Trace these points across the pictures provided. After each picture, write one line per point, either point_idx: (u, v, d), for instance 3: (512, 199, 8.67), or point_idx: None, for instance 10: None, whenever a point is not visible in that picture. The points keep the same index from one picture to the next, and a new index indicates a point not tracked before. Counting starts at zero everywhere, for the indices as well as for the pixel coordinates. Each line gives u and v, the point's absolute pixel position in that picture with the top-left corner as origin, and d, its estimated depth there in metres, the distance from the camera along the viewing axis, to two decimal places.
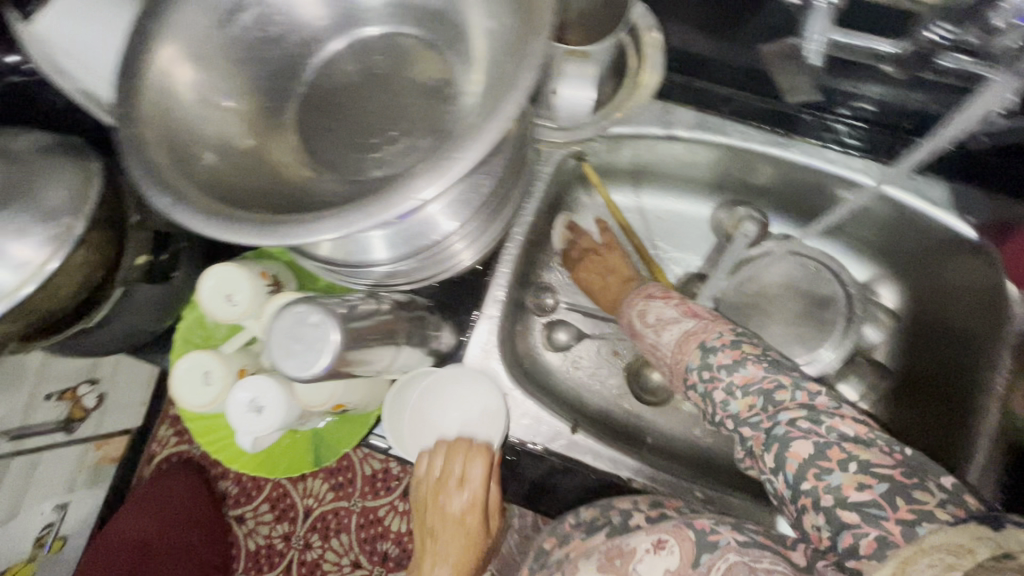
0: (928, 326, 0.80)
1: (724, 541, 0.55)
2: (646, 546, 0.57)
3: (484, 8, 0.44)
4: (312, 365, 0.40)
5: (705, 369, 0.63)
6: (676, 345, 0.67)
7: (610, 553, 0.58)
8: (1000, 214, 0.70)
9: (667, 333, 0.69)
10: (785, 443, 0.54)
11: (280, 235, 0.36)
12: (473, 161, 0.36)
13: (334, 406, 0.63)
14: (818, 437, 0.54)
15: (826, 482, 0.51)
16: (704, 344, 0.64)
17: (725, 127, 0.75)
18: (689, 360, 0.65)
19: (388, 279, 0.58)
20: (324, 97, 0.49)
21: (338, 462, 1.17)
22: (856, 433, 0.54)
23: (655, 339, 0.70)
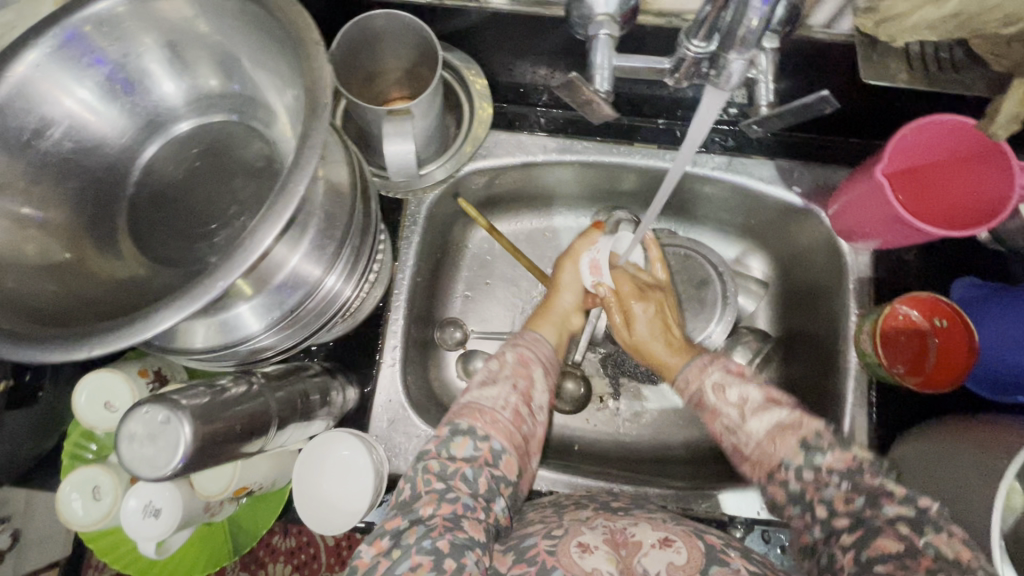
0: (793, 286, 0.89)
1: (735, 564, 0.56)
2: (652, 542, 0.57)
3: (283, 87, 0.47)
4: (166, 464, 0.40)
5: (797, 470, 0.59)
6: (766, 440, 0.61)
7: (615, 538, 0.58)
8: (817, 179, 0.79)
9: (751, 428, 0.63)
10: (875, 533, 0.53)
11: (103, 344, 0.37)
12: (272, 235, 0.38)
13: (237, 490, 0.62)
14: (912, 543, 0.51)
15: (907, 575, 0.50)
16: (804, 441, 0.59)
17: (573, 146, 0.82)
18: (781, 455, 0.60)
19: (257, 355, 0.58)
20: (154, 196, 0.50)
21: (297, 541, 1.10)
22: (958, 555, 0.50)
23: (737, 438, 0.64)
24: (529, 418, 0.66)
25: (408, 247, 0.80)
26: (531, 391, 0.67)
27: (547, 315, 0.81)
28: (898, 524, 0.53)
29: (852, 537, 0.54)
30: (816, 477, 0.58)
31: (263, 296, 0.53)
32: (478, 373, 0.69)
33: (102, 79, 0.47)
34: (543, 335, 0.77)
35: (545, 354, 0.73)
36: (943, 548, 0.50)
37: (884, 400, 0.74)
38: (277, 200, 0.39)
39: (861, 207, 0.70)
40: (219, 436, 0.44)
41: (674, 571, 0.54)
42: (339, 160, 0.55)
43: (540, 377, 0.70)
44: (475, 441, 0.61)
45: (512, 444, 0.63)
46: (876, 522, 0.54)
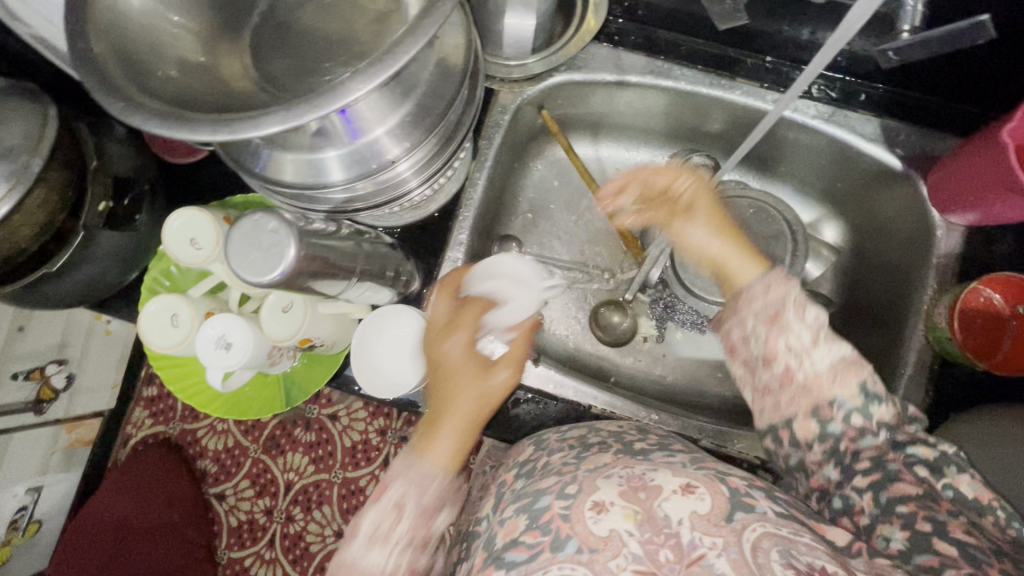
0: (866, 256, 0.86)
1: (760, 508, 0.52)
2: (674, 488, 0.52)
3: None
4: (266, 273, 0.42)
5: (846, 412, 0.57)
6: (830, 373, 0.58)
7: (633, 483, 0.53)
8: (924, 145, 0.75)
9: (816, 357, 0.58)
10: (894, 479, 0.55)
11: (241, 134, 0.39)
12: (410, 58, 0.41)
13: (301, 341, 0.65)
14: (931, 487, 0.55)
15: (931, 516, 0.52)
16: (862, 386, 0.58)
17: (672, 71, 0.79)
18: (835, 396, 0.58)
19: (347, 207, 0.60)
20: (277, 25, 0.51)
21: (317, 436, 1.16)
22: (977, 496, 0.53)
23: (796, 361, 0.58)
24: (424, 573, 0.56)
25: (488, 148, 0.80)
26: (428, 533, 0.56)
27: (441, 379, 0.61)
28: (915, 468, 0.56)
29: (866, 480, 0.57)
30: (863, 424, 0.58)
31: (358, 148, 0.54)
32: (365, 520, 0.55)
33: None
34: (428, 463, 0.57)
35: (421, 483, 0.56)
36: (962, 489, 0.54)
37: (946, 378, 0.72)
38: (417, 29, 0.41)
39: (971, 173, 0.66)
40: (315, 263, 0.46)
41: (698, 521, 0.50)
42: (456, 31, 0.57)
43: (441, 519, 0.57)
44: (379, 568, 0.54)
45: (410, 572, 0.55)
46: (893, 467, 0.56)
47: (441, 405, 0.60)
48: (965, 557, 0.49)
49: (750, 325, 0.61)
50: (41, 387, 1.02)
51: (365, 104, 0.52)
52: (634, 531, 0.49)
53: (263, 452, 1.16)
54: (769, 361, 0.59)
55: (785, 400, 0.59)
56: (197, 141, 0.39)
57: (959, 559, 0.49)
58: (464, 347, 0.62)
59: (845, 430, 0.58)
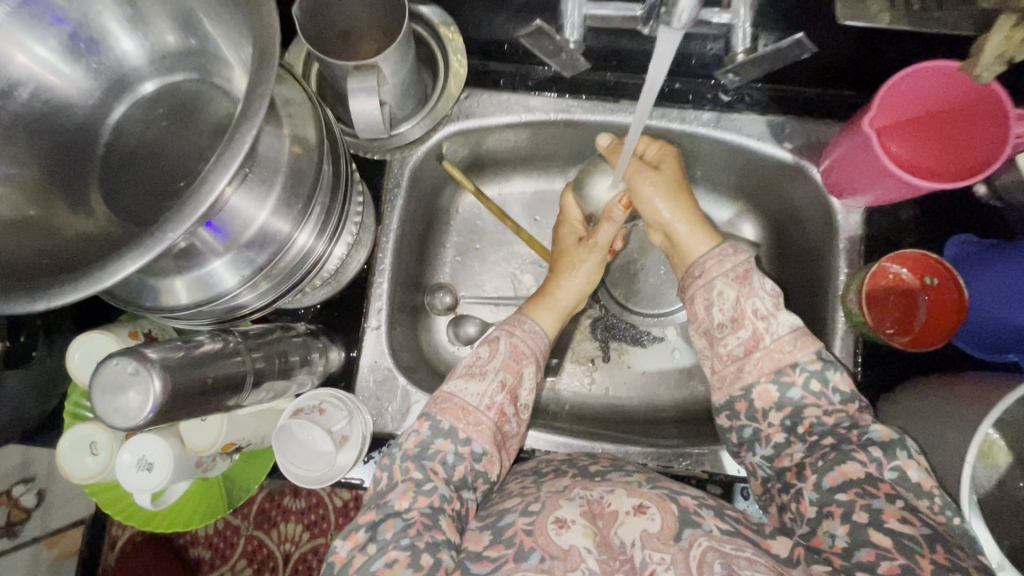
0: (787, 246, 0.87)
1: (707, 525, 0.55)
2: (628, 509, 0.56)
3: (238, 42, 0.47)
4: (138, 413, 0.43)
5: (807, 374, 0.61)
6: (788, 338, 0.62)
7: (592, 509, 0.57)
8: (810, 135, 0.77)
9: (780, 320, 0.63)
10: (843, 459, 0.57)
11: (61, 297, 0.38)
12: (227, 177, 0.39)
13: (225, 446, 0.65)
14: (875, 471, 0.55)
15: (866, 502, 0.53)
16: (820, 352, 0.62)
17: (557, 104, 0.80)
18: (795, 357, 0.62)
19: (236, 313, 0.58)
20: (124, 154, 0.50)
21: (308, 501, 1.14)
22: (920, 481, 0.54)
23: (761, 325, 0.63)
24: (512, 416, 0.67)
25: (391, 211, 0.80)
26: (517, 387, 0.67)
27: (551, 303, 0.76)
28: (868, 448, 0.56)
29: (822, 461, 0.58)
30: (820, 391, 0.61)
31: (234, 253, 0.53)
32: (467, 359, 0.67)
33: (63, 38, 0.47)
34: (541, 325, 0.74)
35: (540, 343, 0.71)
36: (908, 474, 0.55)
37: (873, 360, 0.73)
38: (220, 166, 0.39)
39: (851, 159, 0.68)
40: (192, 391, 0.47)
41: (647, 539, 0.53)
42: (306, 116, 0.55)
43: (528, 371, 0.68)
44: (456, 445, 0.63)
45: (494, 446, 0.64)
46: (847, 446, 0.58)
47: (549, 288, 0.77)
48: (899, 548, 0.49)
49: (718, 290, 0.65)
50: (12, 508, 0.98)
51: (229, 209, 0.50)
52: (592, 549, 0.52)
53: (256, 526, 1.14)
54: (737, 326, 0.64)
55: (747, 365, 0.63)
56: (23, 312, 0.38)
57: (892, 550, 0.49)
58: (578, 286, 0.77)
59: (804, 397, 0.61)
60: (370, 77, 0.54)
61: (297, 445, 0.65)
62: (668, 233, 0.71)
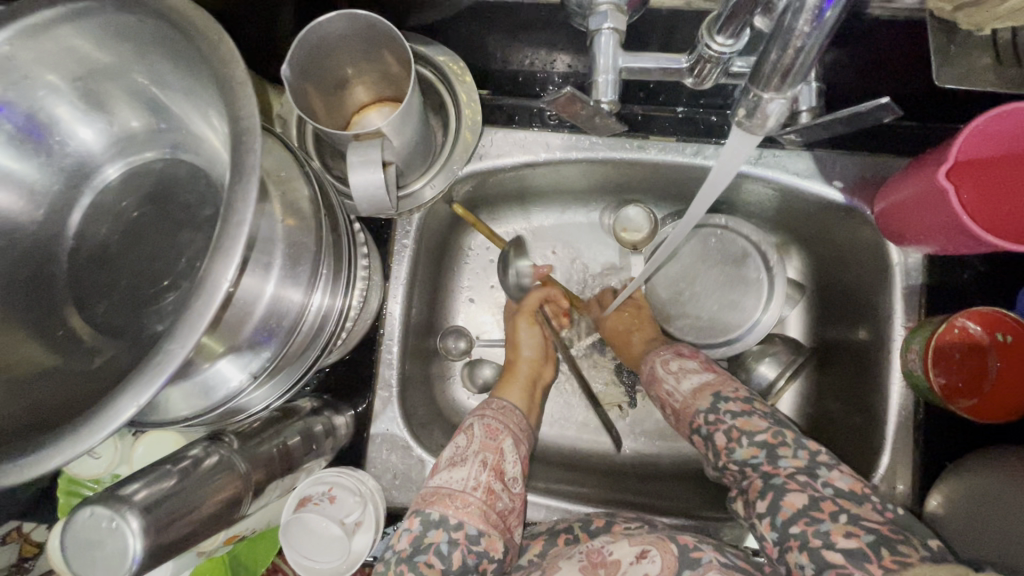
0: (831, 287, 0.79)
1: (707, 558, 0.54)
2: (630, 558, 0.55)
3: (217, 123, 0.40)
4: (119, 568, 0.37)
5: (708, 414, 0.64)
6: (691, 394, 0.66)
7: (591, 559, 0.56)
8: (863, 171, 0.69)
9: (681, 385, 0.67)
10: (782, 492, 0.55)
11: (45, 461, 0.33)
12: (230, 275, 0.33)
13: (228, 537, 0.60)
14: (813, 491, 0.55)
15: (816, 529, 0.52)
16: (718, 393, 0.64)
17: (579, 142, 0.72)
18: (699, 407, 0.65)
19: (233, 415, 0.51)
20: (95, 252, 0.44)
21: None
22: (850, 489, 0.55)
23: (671, 395, 0.68)
24: (502, 492, 0.62)
25: (399, 263, 0.73)
26: (501, 463, 0.63)
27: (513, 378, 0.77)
28: (796, 476, 0.56)
29: (765, 504, 0.56)
30: (718, 419, 0.62)
31: (235, 350, 0.46)
32: (446, 449, 0.65)
33: (10, 132, 0.41)
34: (511, 400, 0.73)
35: (519, 423, 0.69)
36: (838, 484, 0.55)
37: (936, 424, 0.66)
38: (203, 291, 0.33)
39: (913, 210, 0.61)
40: (183, 525, 0.41)
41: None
42: (299, 185, 0.48)
43: (506, 444, 0.65)
44: (448, 532, 0.59)
45: (489, 524, 0.60)
46: (778, 479, 0.56)
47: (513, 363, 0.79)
48: (852, 563, 0.49)
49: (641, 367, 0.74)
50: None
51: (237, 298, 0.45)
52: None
53: None
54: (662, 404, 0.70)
55: (682, 418, 0.67)
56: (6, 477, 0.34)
57: (847, 565, 0.49)
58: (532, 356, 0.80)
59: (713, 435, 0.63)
60: (372, 147, 0.48)
61: (308, 539, 0.59)
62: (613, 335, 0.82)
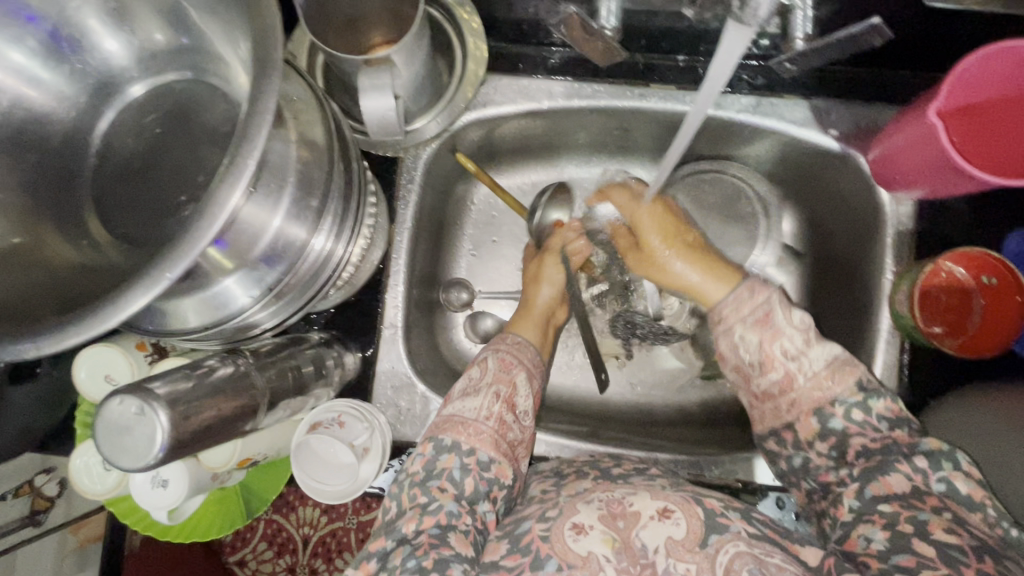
0: (827, 245, 0.81)
1: (734, 527, 0.51)
2: (651, 513, 0.51)
3: (233, 36, 0.42)
4: (147, 453, 0.40)
5: (848, 407, 0.55)
6: (824, 372, 0.56)
7: (612, 509, 0.52)
8: (859, 120, 0.70)
9: (812, 357, 0.56)
10: (887, 469, 0.53)
11: (56, 344, 0.33)
12: (243, 184, 0.32)
13: (241, 461, 0.62)
14: (922, 482, 0.52)
15: (913, 515, 0.49)
16: (860, 382, 0.56)
17: (582, 90, 0.73)
18: (834, 394, 0.56)
19: (246, 333, 0.52)
20: (115, 166, 0.46)
21: None
22: (970, 493, 0.50)
23: (794, 365, 0.56)
24: (515, 424, 0.63)
25: (405, 207, 0.75)
26: (514, 397, 0.64)
27: (529, 315, 0.76)
28: (916, 459, 0.52)
29: (859, 470, 0.54)
30: (866, 421, 0.55)
31: (246, 270, 0.46)
32: (460, 381, 0.65)
33: (41, 40, 0.43)
34: (525, 337, 0.73)
35: (532, 359, 0.69)
36: (957, 485, 0.51)
37: (919, 362, 0.69)
38: (212, 200, 0.33)
39: (908, 153, 0.62)
40: (206, 422, 0.43)
41: (673, 546, 0.50)
42: (313, 116, 0.48)
43: (519, 380, 0.65)
44: (461, 458, 0.59)
45: (500, 453, 0.61)
46: (899, 460, 0.53)
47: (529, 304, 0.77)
48: (944, 559, 0.45)
49: (739, 334, 0.58)
50: (34, 499, 0.89)
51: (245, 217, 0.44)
52: (611, 557, 0.49)
53: (274, 511, 1.12)
54: (764, 368, 0.57)
55: (786, 405, 0.57)
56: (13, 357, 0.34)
57: (935, 560, 0.45)
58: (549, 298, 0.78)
59: (847, 426, 0.55)
60: (382, 73, 0.49)
61: (319, 463, 0.63)
62: (682, 287, 0.63)
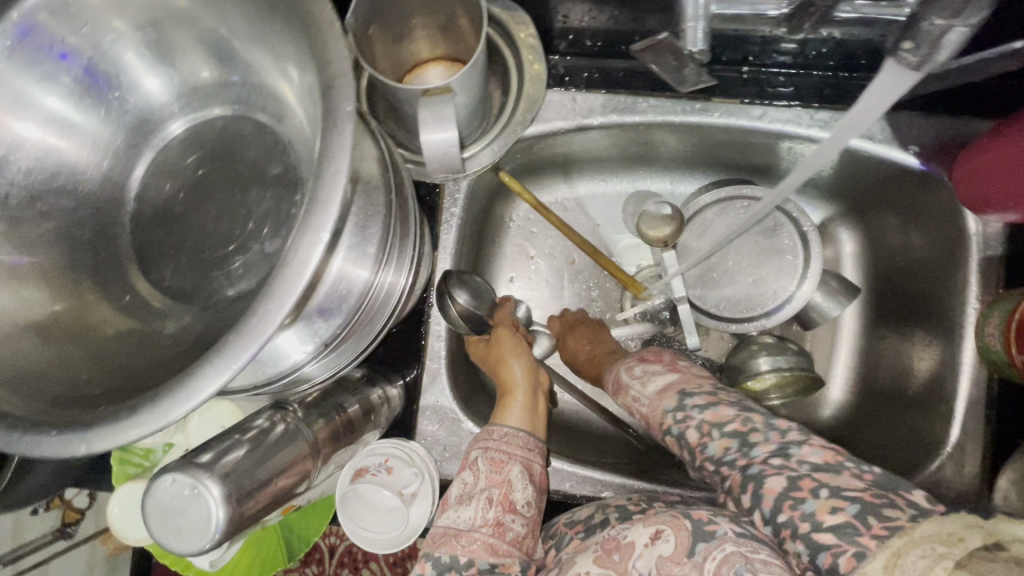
0: (898, 267, 0.75)
1: (722, 531, 0.46)
2: (644, 540, 0.48)
3: (285, 72, 0.38)
4: (204, 535, 0.36)
5: (694, 412, 0.55)
6: (655, 396, 0.60)
7: (608, 546, 0.50)
8: (945, 134, 0.65)
9: (650, 383, 0.62)
10: (760, 481, 0.48)
11: (95, 443, 0.29)
12: (318, 256, 0.28)
13: (286, 507, 0.59)
14: (791, 469, 0.48)
15: (801, 511, 0.45)
16: (682, 391, 0.58)
17: (639, 105, 0.68)
18: (665, 407, 0.58)
19: (296, 386, 0.48)
20: (159, 214, 0.43)
21: None
22: (825, 460, 0.48)
23: (636, 391, 0.62)
24: (514, 522, 0.55)
25: (448, 231, 0.72)
26: (510, 497, 0.56)
27: (508, 403, 0.64)
28: (771, 459, 0.49)
29: (751, 496, 0.48)
30: (750, 415, 0.53)
31: (302, 322, 0.41)
32: (454, 486, 0.58)
33: (75, 82, 0.39)
34: (513, 422, 0.62)
35: (527, 446, 0.60)
36: (811, 458, 0.48)
37: (1008, 398, 0.64)
38: (281, 276, 0.28)
39: (1009, 175, 0.56)
40: (266, 494, 0.40)
41: (662, 564, 0.46)
42: (368, 151, 0.43)
43: (515, 475, 0.57)
44: (461, 574, 0.53)
45: (501, 557, 0.53)
46: (759, 469, 0.49)
47: (508, 388, 0.66)
48: (847, 539, 0.42)
49: (637, 373, 0.63)
50: (63, 511, 0.88)
51: None
52: None
53: None
54: (643, 401, 0.61)
55: (665, 415, 0.57)
56: (58, 451, 0.31)
57: (843, 543, 0.42)
58: (524, 377, 0.67)
59: (722, 438, 0.52)
60: (443, 105, 0.45)
61: (369, 509, 0.59)
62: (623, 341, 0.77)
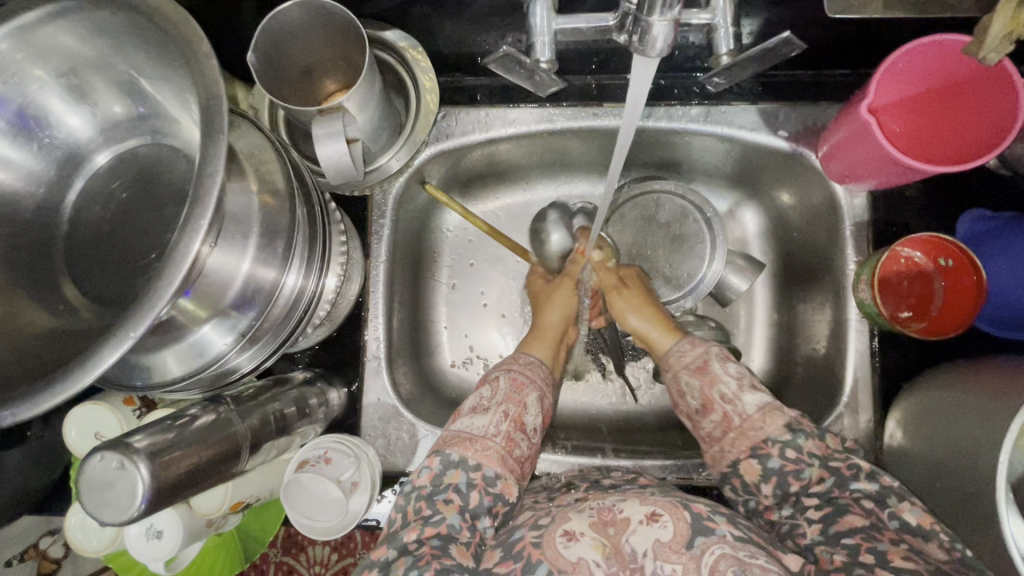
0: (791, 240, 0.83)
1: (721, 531, 0.52)
2: (639, 518, 0.53)
3: (189, 101, 0.45)
4: (130, 505, 0.42)
5: (782, 446, 0.60)
6: (757, 415, 0.62)
7: (603, 516, 0.54)
8: (806, 119, 0.73)
9: (745, 400, 0.63)
10: (842, 510, 0.56)
11: (43, 402, 0.36)
12: (202, 232, 0.35)
13: (233, 506, 0.63)
14: (878, 518, 0.55)
15: (872, 545, 0.52)
16: (790, 423, 0.61)
17: (541, 113, 0.76)
18: (768, 432, 0.61)
19: (227, 377, 0.54)
20: (89, 233, 0.49)
21: None
22: (920, 523, 0.53)
23: (730, 407, 0.64)
24: (523, 441, 0.64)
25: (379, 242, 0.77)
26: (523, 416, 0.65)
27: (542, 335, 0.77)
28: (863, 500, 0.56)
29: (819, 513, 0.57)
30: (799, 457, 0.60)
31: (218, 316, 0.49)
32: (470, 399, 0.66)
33: (9, 123, 0.46)
34: (538, 356, 0.74)
35: (544, 378, 0.70)
36: (907, 517, 0.54)
37: (890, 345, 0.71)
38: (174, 251, 0.35)
39: (852, 147, 0.64)
40: (193, 467, 0.46)
41: (660, 549, 0.51)
42: (272, 165, 0.50)
43: (531, 401, 0.66)
44: (467, 474, 0.60)
45: (506, 469, 0.62)
46: (842, 500, 0.57)
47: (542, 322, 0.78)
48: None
49: (684, 380, 0.67)
50: (39, 562, 0.82)
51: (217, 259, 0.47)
52: (601, 562, 0.51)
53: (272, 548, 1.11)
54: (707, 410, 0.65)
55: (727, 445, 0.63)
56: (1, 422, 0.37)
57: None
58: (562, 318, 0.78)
59: (783, 464, 0.60)
60: (335, 121, 0.53)
61: (310, 499, 0.64)
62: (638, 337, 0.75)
